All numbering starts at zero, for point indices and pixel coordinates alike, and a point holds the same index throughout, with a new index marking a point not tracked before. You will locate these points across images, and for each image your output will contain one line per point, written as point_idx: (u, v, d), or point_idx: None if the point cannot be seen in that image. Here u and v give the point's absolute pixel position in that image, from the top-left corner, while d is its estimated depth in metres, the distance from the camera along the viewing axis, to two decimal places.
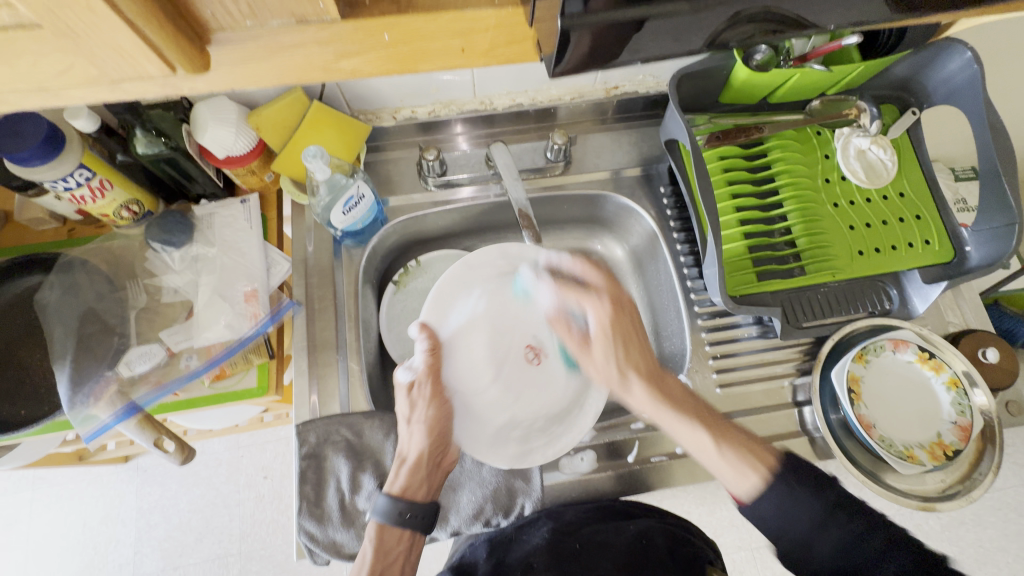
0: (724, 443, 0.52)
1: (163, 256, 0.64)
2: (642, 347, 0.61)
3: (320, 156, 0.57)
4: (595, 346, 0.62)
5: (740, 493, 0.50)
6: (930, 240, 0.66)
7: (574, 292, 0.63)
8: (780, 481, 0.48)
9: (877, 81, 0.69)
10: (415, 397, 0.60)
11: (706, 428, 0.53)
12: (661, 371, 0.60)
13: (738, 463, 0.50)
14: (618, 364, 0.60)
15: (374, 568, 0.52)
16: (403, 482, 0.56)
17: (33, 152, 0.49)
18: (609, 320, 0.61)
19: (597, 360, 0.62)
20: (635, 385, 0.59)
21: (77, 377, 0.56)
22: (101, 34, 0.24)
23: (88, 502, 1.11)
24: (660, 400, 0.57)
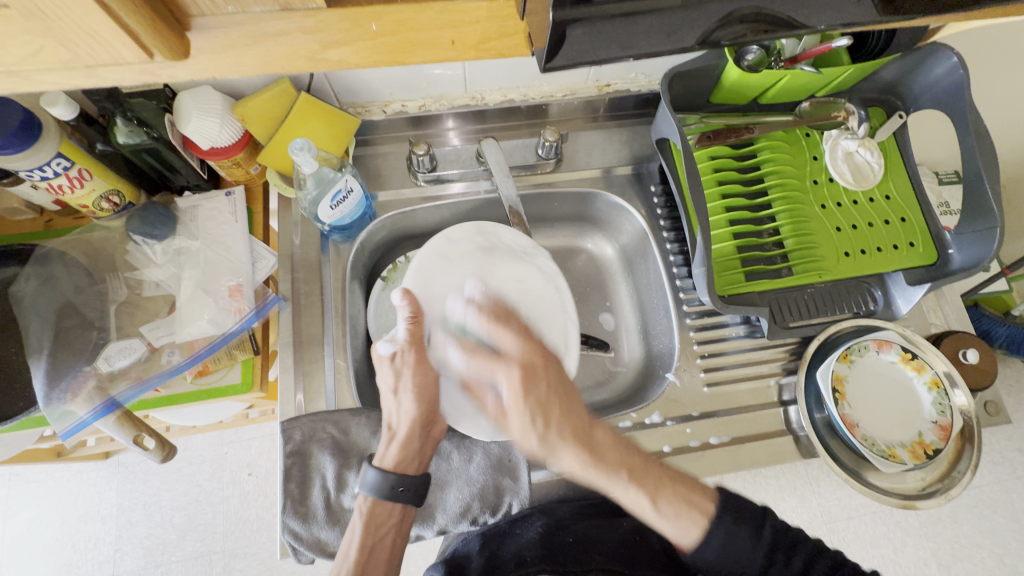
0: (662, 501, 0.49)
1: (144, 249, 0.63)
2: (566, 405, 0.51)
3: (307, 149, 0.56)
4: (510, 417, 0.51)
5: (684, 541, 0.49)
6: (914, 242, 0.67)
7: (484, 361, 0.54)
8: (722, 525, 0.47)
9: (865, 83, 0.69)
10: (398, 366, 0.57)
11: (639, 487, 0.49)
12: (591, 426, 0.51)
13: (679, 520, 0.48)
14: (538, 431, 0.50)
15: (365, 541, 0.52)
16: (394, 457, 0.55)
17: (9, 139, 0.48)
18: (525, 394, 0.51)
19: (514, 432, 0.51)
20: (558, 448, 0.50)
21: (53, 372, 0.55)
22: (76, 16, 0.23)
23: (67, 499, 1.09)
24: (592, 458, 0.49)
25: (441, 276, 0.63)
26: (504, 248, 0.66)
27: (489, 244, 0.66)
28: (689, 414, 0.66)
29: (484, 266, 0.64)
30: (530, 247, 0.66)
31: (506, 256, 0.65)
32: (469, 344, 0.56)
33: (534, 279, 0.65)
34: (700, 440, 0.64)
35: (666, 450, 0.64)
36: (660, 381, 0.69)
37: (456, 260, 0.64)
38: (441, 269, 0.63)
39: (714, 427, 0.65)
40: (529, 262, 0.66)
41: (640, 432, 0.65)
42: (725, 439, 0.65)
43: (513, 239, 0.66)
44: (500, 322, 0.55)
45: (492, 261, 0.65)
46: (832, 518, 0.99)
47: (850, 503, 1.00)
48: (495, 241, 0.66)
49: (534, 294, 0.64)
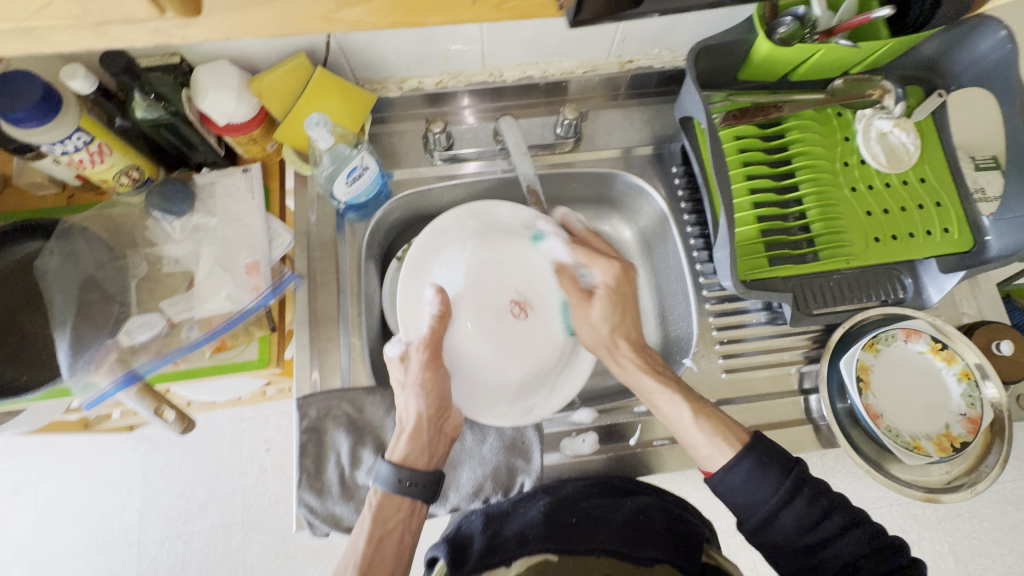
0: (703, 417, 0.55)
1: (163, 225, 0.63)
2: (631, 311, 0.62)
3: (323, 124, 0.55)
4: (594, 305, 0.62)
5: (713, 467, 0.54)
6: (948, 227, 0.64)
7: (586, 255, 0.63)
8: (750, 458, 0.50)
9: (903, 60, 0.66)
10: (409, 363, 0.57)
11: (684, 398, 0.57)
12: (643, 343, 0.63)
13: (715, 438, 0.54)
14: (611, 327, 0.62)
15: (372, 534, 0.53)
16: (403, 450, 0.55)
17: (29, 113, 0.48)
18: (615, 285, 0.62)
19: (591, 317, 0.62)
20: (621, 346, 0.61)
21: (78, 344, 0.56)
22: None
23: (94, 468, 1.13)
24: (642, 355, 0.61)
25: (445, 258, 0.62)
26: (503, 228, 0.65)
27: (484, 225, 0.64)
28: (706, 400, 0.65)
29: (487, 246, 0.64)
30: (528, 220, 0.65)
31: (502, 234, 0.65)
32: (574, 239, 0.64)
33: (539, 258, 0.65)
34: None
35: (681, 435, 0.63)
36: (677, 367, 0.68)
37: (457, 246, 0.63)
38: (435, 259, 0.62)
39: (732, 414, 0.64)
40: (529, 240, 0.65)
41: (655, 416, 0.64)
42: (744, 427, 0.64)
43: (511, 215, 0.65)
44: (597, 235, 0.65)
45: (492, 243, 0.64)
46: None
47: (866, 495, 0.98)
48: (490, 219, 0.65)
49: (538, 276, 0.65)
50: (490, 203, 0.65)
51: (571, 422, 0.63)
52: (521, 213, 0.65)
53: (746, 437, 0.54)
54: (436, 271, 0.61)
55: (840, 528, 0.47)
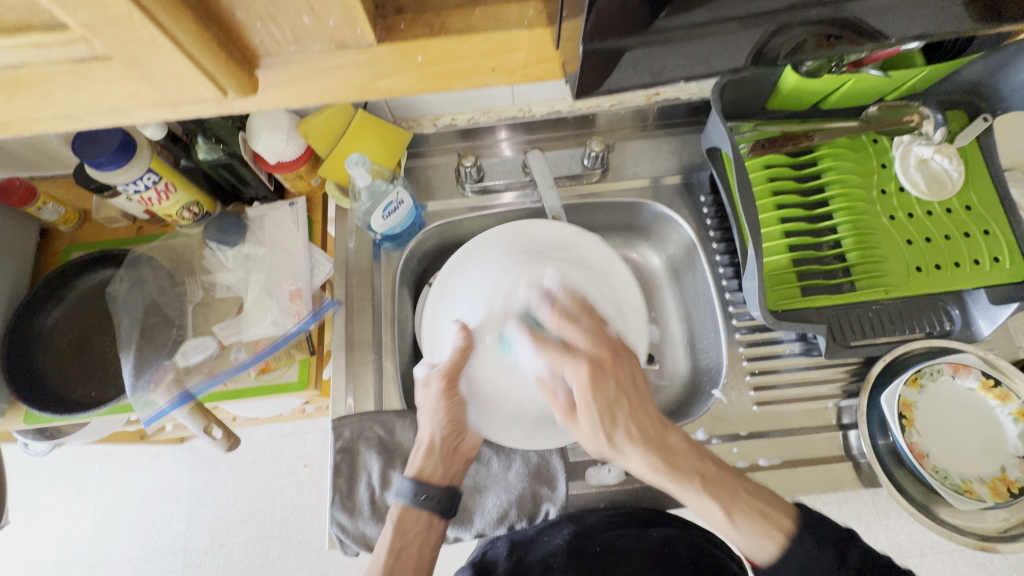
0: (736, 512, 0.49)
1: (218, 254, 0.69)
2: (634, 407, 0.55)
3: (362, 164, 0.59)
4: (579, 414, 0.55)
5: (758, 558, 0.48)
6: (999, 257, 0.60)
7: (553, 354, 0.57)
8: (807, 541, 0.46)
9: (942, 85, 0.63)
10: (429, 390, 0.60)
11: (712, 495, 0.51)
12: (664, 431, 0.54)
13: (755, 532, 0.48)
14: (607, 432, 0.54)
15: (392, 545, 0.55)
16: (418, 465, 0.58)
17: (110, 157, 0.54)
18: (593, 393, 0.55)
19: (583, 430, 0.55)
20: (627, 449, 0.54)
21: (139, 364, 0.62)
22: (163, 63, 0.24)
23: (147, 478, 1.20)
24: (663, 461, 0.53)
25: (471, 279, 0.65)
26: (541, 247, 0.66)
27: (526, 244, 0.66)
28: (737, 433, 0.63)
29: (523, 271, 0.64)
30: (565, 239, 0.66)
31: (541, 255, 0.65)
32: (540, 336, 0.58)
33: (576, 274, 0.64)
34: (749, 461, 0.62)
35: None
36: (707, 398, 0.67)
37: (488, 265, 0.66)
38: (460, 280, 0.65)
39: (765, 448, 0.62)
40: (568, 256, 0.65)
41: None
42: (777, 461, 0.62)
43: (547, 232, 0.66)
44: (570, 320, 0.59)
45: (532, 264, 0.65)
46: (902, 553, 0.91)
47: (922, 539, 0.92)
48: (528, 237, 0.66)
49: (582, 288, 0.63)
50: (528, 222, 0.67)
51: None
52: (561, 230, 0.66)
53: (791, 509, 0.49)
54: (460, 298, 0.65)
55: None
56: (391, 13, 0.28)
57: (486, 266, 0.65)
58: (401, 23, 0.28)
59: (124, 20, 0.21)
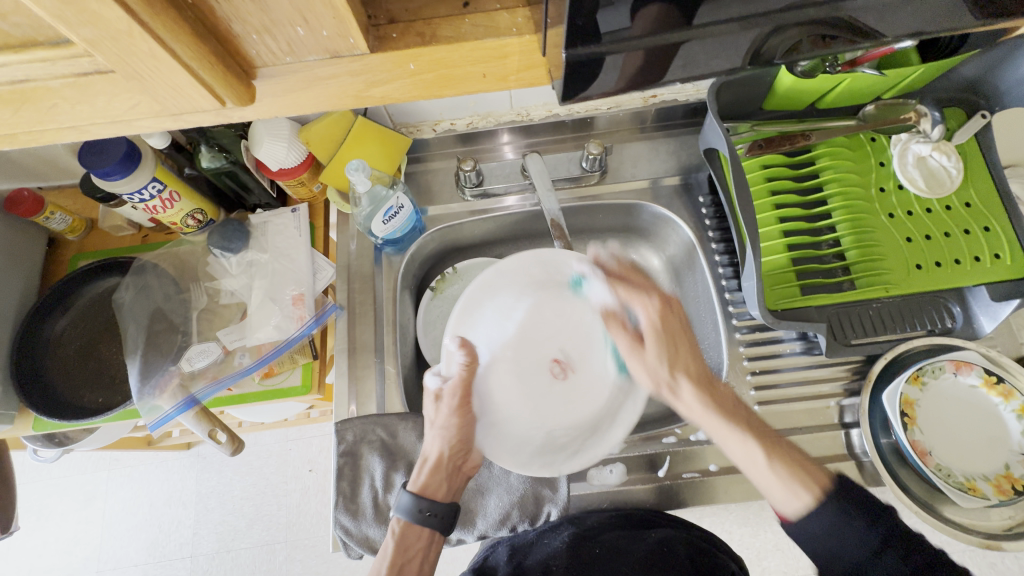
0: (776, 458, 0.51)
1: (222, 261, 0.70)
2: (692, 350, 0.59)
3: (361, 169, 0.60)
4: (647, 347, 0.59)
5: (787, 511, 0.49)
6: (999, 253, 0.60)
7: (627, 291, 0.60)
8: (833, 505, 0.47)
9: (941, 82, 0.64)
10: (440, 402, 0.58)
11: (757, 439, 0.53)
12: (715, 380, 0.59)
13: (792, 483, 0.49)
14: (667, 365, 0.58)
15: (394, 561, 0.54)
16: (423, 481, 0.57)
17: (117, 166, 0.55)
18: (662, 320, 0.59)
19: (645, 362, 0.59)
20: (682, 385, 0.58)
21: (146, 370, 0.63)
22: (162, 75, 0.25)
23: (155, 483, 1.21)
24: (711, 401, 0.56)
25: (499, 301, 0.62)
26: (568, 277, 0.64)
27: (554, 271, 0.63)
28: None
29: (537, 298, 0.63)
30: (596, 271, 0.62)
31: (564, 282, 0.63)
32: (614, 279, 0.61)
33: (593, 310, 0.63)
34: None
35: (713, 468, 0.61)
36: None
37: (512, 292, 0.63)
38: (490, 297, 0.62)
39: None
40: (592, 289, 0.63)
41: (687, 448, 0.62)
42: None
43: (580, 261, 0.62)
44: (638, 272, 0.60)
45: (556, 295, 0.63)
46: None
47: (931, 539, 0.91)
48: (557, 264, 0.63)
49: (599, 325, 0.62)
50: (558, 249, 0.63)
51: None
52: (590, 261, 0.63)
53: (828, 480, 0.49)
54: (485, 316, 0.61)
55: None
56: (383, 23, 0.29)
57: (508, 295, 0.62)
58: (392, 33, 0.28)
59: (124, 34, 0.22)
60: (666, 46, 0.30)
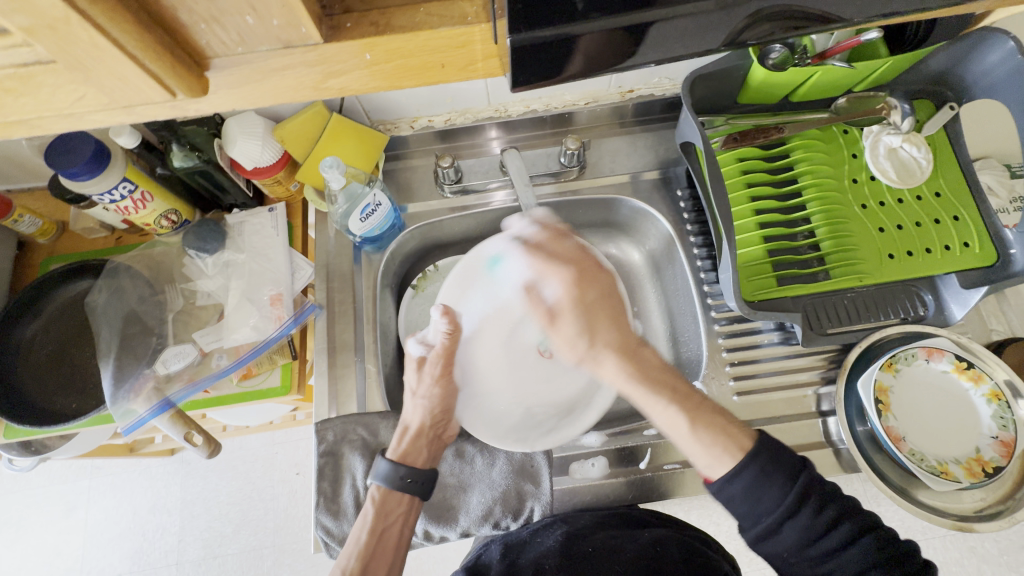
0: (700, 424, 0.50)
1: (197, 262, 0.69)
2: (613, 312, 0.61)
3: (337, 167, 0.59)
4: (562, 321, 0.61)
5: (712, 473, 0.48)
6: (968, 242, 0.61)
7: (542, 262, 0.62)
8: (753, 468, 0.45)
9: (910, 76, 0.65)
10: (424, 373, 0.64)
11: (679, 406, 0.52)
12: (640, 346, 0.59)
13: (713, 450, 0.48)
14: (587, 338, 0.60)
15: (375, 527, 0.56)
16: (403, 449, 0.59)
17: (83, 167, 0.54)
18: (575, 293, 0.61)
19: (564, 334, 0.61)
20: (603, 356, 0.59)
21: (120, 373, 0.62)
22: (107, 65, 0.24)
23: (138, 491, 1.19)
24: (636, 368, 0.56)
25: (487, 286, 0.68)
26: None
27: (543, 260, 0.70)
28: None
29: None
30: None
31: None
32: (531, 247, 0.63)
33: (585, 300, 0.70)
34: None
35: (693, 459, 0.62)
36: None
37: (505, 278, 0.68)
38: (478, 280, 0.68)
39: None
40: None
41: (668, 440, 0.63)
42: None
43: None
44: (561, 237, 0.63)
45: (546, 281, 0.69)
46: None
47: (914, 526, 0.92)
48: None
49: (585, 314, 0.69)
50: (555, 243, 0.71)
51: (580, 446, 0.64)
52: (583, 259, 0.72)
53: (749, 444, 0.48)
54: (474, 297, 0.68)
55: (848, 538, 0.42)
56: (337, 13, 0.28)
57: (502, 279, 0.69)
58: (347, 23, 0.28)
59: (62, 22, 0.22)
60: (624, 36, 0.29)
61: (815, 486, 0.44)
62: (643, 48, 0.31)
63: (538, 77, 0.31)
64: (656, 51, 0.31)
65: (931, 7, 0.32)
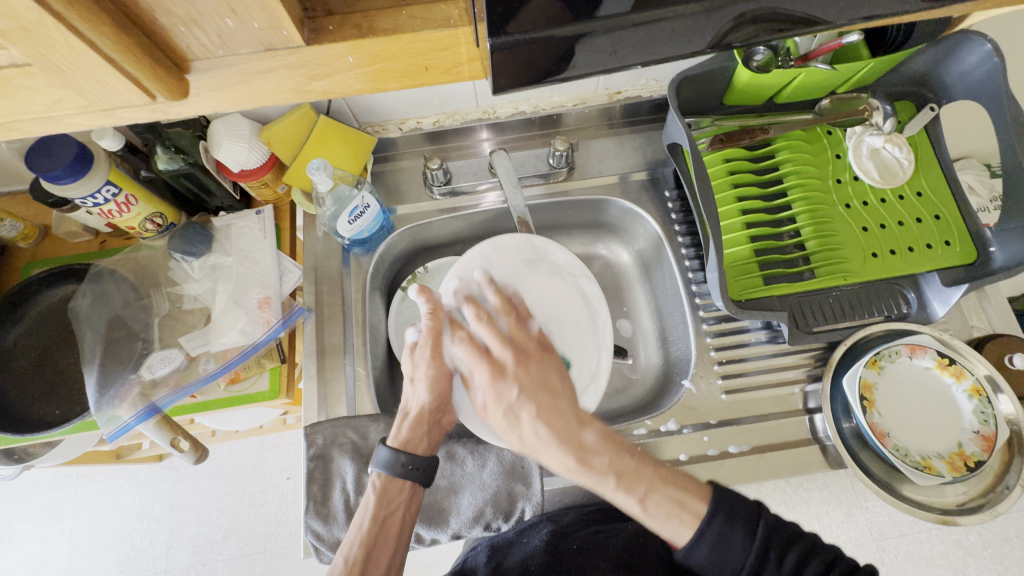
0: (650, 500, 0.48)
1: (183, 265, 0.68)
2: (546, 401, 0.53)
3: (323, 169, 0.59)
4: (489, 415, 0.54)
5: (678, 540, 0.46)
6: (949, 240, 0.62)
7: (468, 352, 0.55)
8: (710, 537, 0.44)
9: (891, 77, 0.66)
10: (416, 358, 0.59)
11: (625, 491, 0.48)
12: (581, 430, 0.51)
13: (670, 522, 0.47)
14: (519, 434, 0.53)
15: (376, 514, 0.54)
16: (405, 436, 0.57)
17: (65, 170, 0.53)
18: (499, 389, 0.53)
19: (495, 425, 0.54)
20: (541, 449, 0.52)
21: (105, 380, 0.61)
22: (84, 68, 0.24)
23: (124, 499, 1.17)
24: (579, 462, 0.50)
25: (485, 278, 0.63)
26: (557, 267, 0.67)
27: (536, 257, 0.66)
28: (707, 421, 0.64)
29: (522, 278, 0.64)
30: (576, 268, 0.68)
31: (546, 270, 0.66)
32: (462, 337, 0.56)
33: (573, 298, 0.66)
34: (719, 449, 0.63)
35: (682, 458, 0.63)
36: (677, 389, 0.68)
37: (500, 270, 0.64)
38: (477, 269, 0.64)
39: (734, 435, 0.63)
40: (572, 283, 0.67)
41: (658, 439, 0.64)
42: (746, 448, 0.63)
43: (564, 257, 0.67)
44: (487, 321, 0.56)
45: (534, 275, 0.65)
46: (881, 535, 0.93)
47: (901, 520, 0.94)
48: (543, 255, 0.67)
49: (571, 311, 0.65)
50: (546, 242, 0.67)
51: None
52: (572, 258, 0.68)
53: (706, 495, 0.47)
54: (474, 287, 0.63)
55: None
56: (320, 15, 0.28)
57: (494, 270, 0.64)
58: (328, 26, 0.28)
59: (36, 25, 0.21)
60: (613, 34, 0.29)
61: (775, 532, 0.43)
62: (626, 50, 0.31)
63: (522, 80, 0.31)
64: (644, 53, 0.31)
65: (908, 10, 0.33)
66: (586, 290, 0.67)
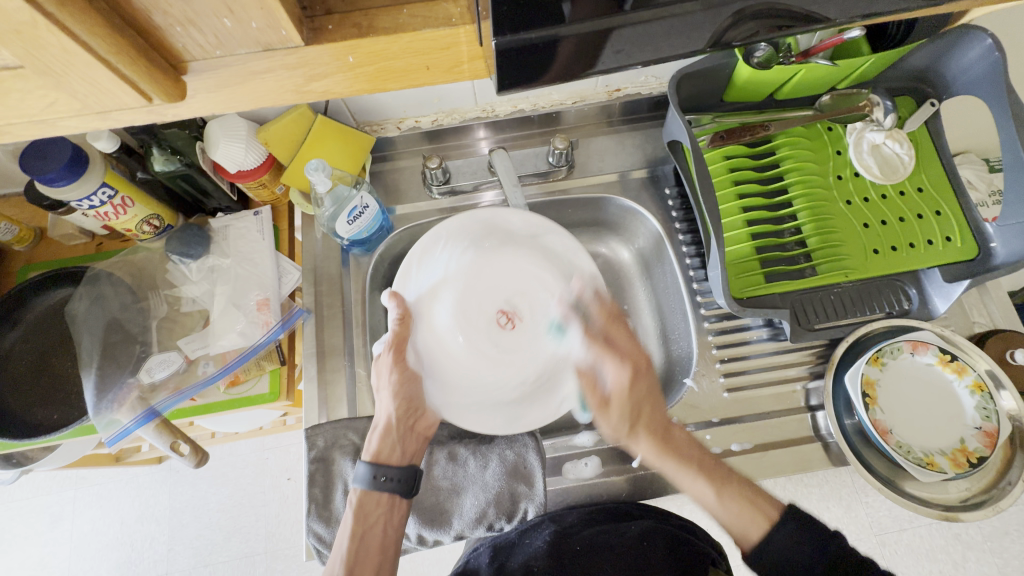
0: (725, 494, 0.55)
1: (181, 267, 0.67)
2: (654, 406, 0.61)
3: (322, 169, 0.58)
4: (612, 408, 0.60)
5: (745, 538, 0.52)
6: (951, 236, 0.62)
7: (601, 350, 0.61)
8: (791, 524, 0.51)
9: (891, 73, 0.66)
10: (380, 366, 0.59)
11: (707, 480, 0.56)
12: (671, 429, 0.60)
13: (740, 516, 0.54)
14: (630, 422, 0.60)
15: (355, 530, 0.54)
16: (376, 447, 0.57)
17: (60, 173, 0.52)
18: (630, 389, 0.60)
19: (609, 423, 0.61)
20: (640, 438, 0.60)
21: (102, 384, 0.61)
22: (77, 70, 0.24)
23: (125, 501, 1.17)
24: (666, 448, 0.58)
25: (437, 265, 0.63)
26: (512, 234, 0.65)
27: (487, 230, 0.65)
28: (709, 420, 0.64)
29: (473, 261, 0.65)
30: (536, 227, 0.64)
31: (501, 242, 0.66)
32: (588, 329, 0.62)
33: (538, 267, 0.66)
34: (721, 447, 0.63)
35: None
36: (678, 387, 0.68)
37: (451, 253, 0.64)
38: (424, 262, 0.63)
39: (736, 433, 0.63)
40: (534, 249, 0.66)
41: None
42: (748, 446, 0.63)
43: (518, 220, 0.64)
44: (616, 320, 0.62)
45: (486, 253, 0.65)
46: (881, 530, 0.93)
47: (901, 515, 0.94)
48: (494, 226, 0.65)
49: (530, 283, 0.66)
50: (495, 210, 0.65)
51: (572, 446, 0.64)
52: (531, 217, 0.64)
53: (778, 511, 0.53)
54: (427, 278, 0.62)
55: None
56: (319, 14, 0.28)
57: (447, 253, 0.64)
58: (328, 24, 0.28)
59: (27, 25, 0.21)
60: (614, 34, 0.29)
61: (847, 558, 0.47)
62: (628, 49, 0.30)
63: (522, 79, 0.31)
64: (645, 51, 0.31)
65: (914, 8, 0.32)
66: (557, 250, 0.65)
